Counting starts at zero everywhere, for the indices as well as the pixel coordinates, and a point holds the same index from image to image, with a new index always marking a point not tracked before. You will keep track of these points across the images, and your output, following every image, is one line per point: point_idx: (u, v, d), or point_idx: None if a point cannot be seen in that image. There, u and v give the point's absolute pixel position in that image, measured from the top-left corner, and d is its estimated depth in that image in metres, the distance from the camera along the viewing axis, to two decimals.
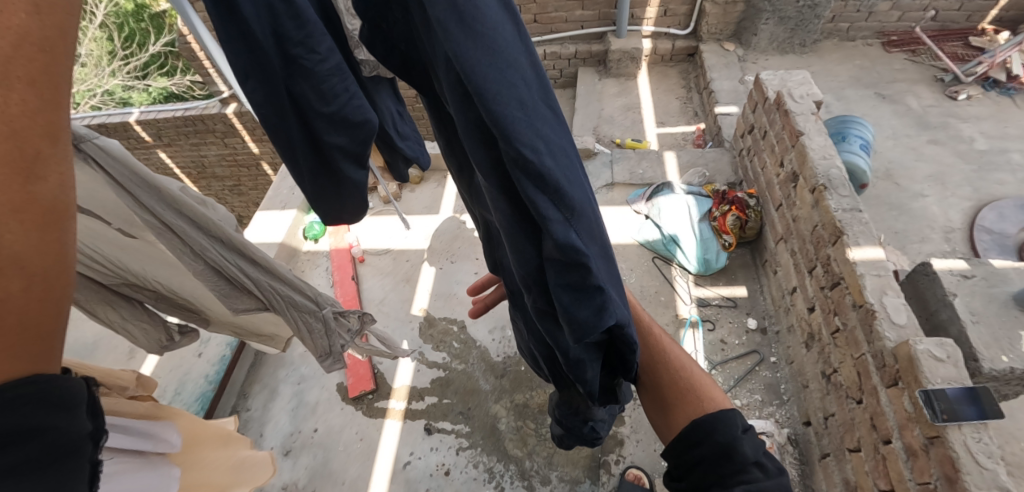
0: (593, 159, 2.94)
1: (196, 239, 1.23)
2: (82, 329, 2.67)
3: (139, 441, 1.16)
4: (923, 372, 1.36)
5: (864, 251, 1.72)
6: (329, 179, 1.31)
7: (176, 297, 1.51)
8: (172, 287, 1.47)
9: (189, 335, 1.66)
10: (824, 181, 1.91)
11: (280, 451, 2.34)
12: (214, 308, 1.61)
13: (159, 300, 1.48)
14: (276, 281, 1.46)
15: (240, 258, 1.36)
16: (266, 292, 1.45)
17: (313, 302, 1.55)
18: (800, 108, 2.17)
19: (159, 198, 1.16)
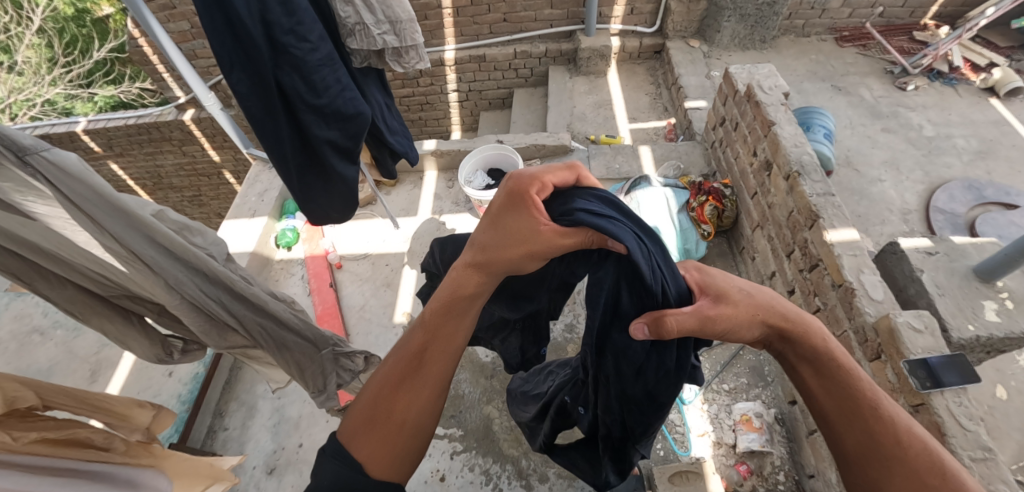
0: (570, 155, 2.96)
1: (171, 271, 1.09)
2: (37, 354, 2.49)
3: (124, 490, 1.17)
4: (904, 343, 1.43)
5: (839, 232, 1.80)
6: (319, 175, 1.57)
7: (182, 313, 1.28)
8: None
9: (191, 353, 1.43)
10: (798, 167, 1.99)
11: (264, 470, 2.27)
12: None
13: (163, 315, 1.26)
14: (265, 318, 1.34)
15: (223, 292, 1.21)
16: (252, 330, 1.32)
17: (308, 342, 1.48)
18: (770, 99, 2.26)
19: (129, 224, 1.01)
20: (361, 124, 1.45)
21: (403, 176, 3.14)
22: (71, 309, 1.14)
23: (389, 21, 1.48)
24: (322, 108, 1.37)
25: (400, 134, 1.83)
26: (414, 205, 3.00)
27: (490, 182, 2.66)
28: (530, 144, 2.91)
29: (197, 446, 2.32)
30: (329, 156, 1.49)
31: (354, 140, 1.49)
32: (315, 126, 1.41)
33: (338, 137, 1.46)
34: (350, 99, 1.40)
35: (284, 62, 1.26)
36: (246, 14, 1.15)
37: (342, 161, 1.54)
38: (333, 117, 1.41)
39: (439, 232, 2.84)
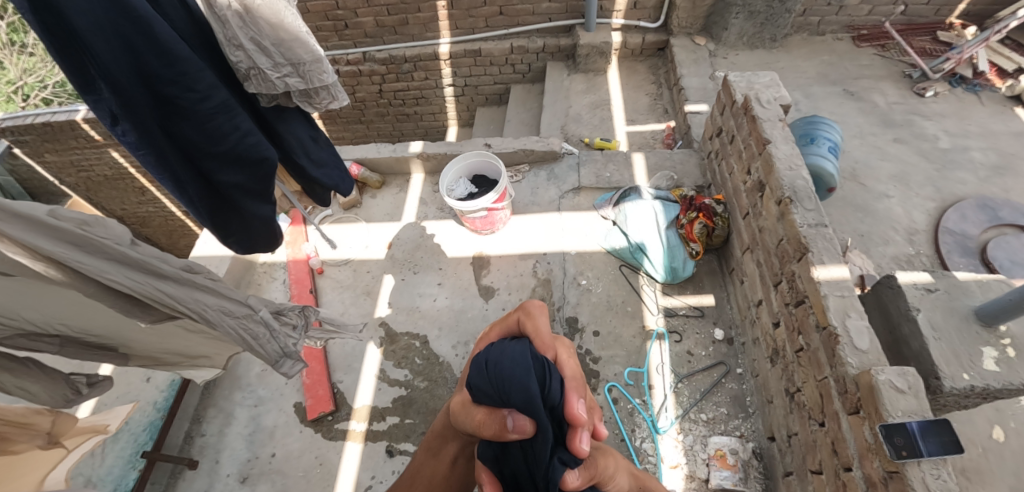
0: (559, 161, 2.84)
1: (87, 264, 1.08)
2: None
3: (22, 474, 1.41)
4: (884, 406, 1.34)
5: (829, 269, 1.67)
6: (230, 214, 1.58)
7: (82, 337, 1.38)
8: (79, 326, 1.35)
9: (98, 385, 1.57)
10: (790, 193, 1.85)
11: (237, 479, 2.28)
12: (130, 339, 1.52)
13: (64, 344, 1.35)
14: (196, 292, 1.34)
15: (145, 276, 1.20)
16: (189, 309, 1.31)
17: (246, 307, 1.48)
18: (767, 113, 2.09)
19: (28, 226, 1.00)
20: (270, 167, 1.46)
21: (389, 178, 3.07)
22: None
23: (291, 63, 1.42)
24: (224, 153, 1.38)
25: (328, 166, 1.84)
26: (398, 210, 2.93)
27: (473, 191, 2.57)
28: (518, 150, 2.80)
29: (174, 453, 2.34)
30: (238, 197, 1.51)
31: (263, 182, 1.51)
32: (218, 172, 1.42)
33: (244, 181, 1.47)
34: (253, 144, 1.40)
35: (173, 114, 1.27)
36: (120, 72, 1.15)
37: (255, 202, 1.57)
38: (237, 162, 1.42)
39: (423, 240, 2.77)
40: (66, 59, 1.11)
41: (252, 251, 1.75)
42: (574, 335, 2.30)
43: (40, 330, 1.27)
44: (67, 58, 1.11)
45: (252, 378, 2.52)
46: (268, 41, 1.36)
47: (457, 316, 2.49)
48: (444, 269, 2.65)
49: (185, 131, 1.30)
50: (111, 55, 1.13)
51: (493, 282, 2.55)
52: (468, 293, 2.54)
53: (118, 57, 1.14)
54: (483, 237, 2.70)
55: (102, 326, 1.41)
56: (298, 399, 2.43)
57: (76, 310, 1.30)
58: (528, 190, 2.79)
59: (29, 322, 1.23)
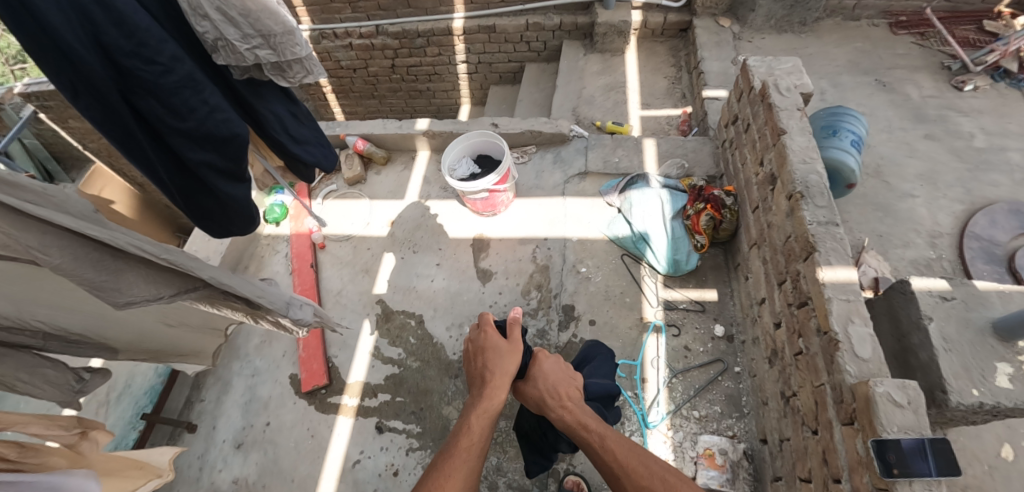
0: (567, 144, 2.76)
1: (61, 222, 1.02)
2: None
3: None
4: (879, 419, 1.28)
5: (836, 271, 1.58)
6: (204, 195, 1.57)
7: (65, 333, 1.42)
8: (58, 322, 1.37)
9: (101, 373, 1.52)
10: (801, 188, 1.74)
11: (231, 445, 2.32)
12: (111, 335, 1.57)
13: (48, 339, 1.38)
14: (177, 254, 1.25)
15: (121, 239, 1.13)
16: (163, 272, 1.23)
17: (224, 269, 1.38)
18: (785, 102, 1.96)
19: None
20: (240, 144, 1.44)
21: (395, 155, 3.04)
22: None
23: (261, 35, 1.38)
24: (191, 131, 1.35)
25: (310, 143, 1.83)
26: (402, 188, 2.90)
27: (475, 170, 2.53)
28: (525, 131, 2.73)
29: (174, 416, 2.42)
30: (209, 176, 1.48)
31: (234, 160, 1.49)
32: (186, 149, 1.40)
33: (215, 159, 1.45)
34: (223, 120, 1.38)
35: (135, 88, 1.25)
36: (76, 42, 1.13)
37: (227, 182, 1.55)
38: (205, 140, 1.39)
39: (424, 219, 2.74)
40: (21, 30, 1.09)
41: (230, 231, 1.76)
42: (570, 323, 2.26)
43: (20, 325, 1.28)
44: (22, 30, 1.09)
45: (251, 348, 2.55)
46: (234, 11, 1.32)
47: (453, 298, 2.46)
48: (443, 249, 2.62)
49: (148, 106, 1.28)
50: (65, 25, 1.12)
51: (492, 265, 2.51)
52: (466, 275, 2.51)
53: (72, 25, 1.13)
54: (485, 219, 2.65)
55: (81, 324, 1.45)
56: (294, 371, 2.46)
57: (55, 305, 1.34)
58: (532, 173, 2.72)
59: (8, 318, 1.24)
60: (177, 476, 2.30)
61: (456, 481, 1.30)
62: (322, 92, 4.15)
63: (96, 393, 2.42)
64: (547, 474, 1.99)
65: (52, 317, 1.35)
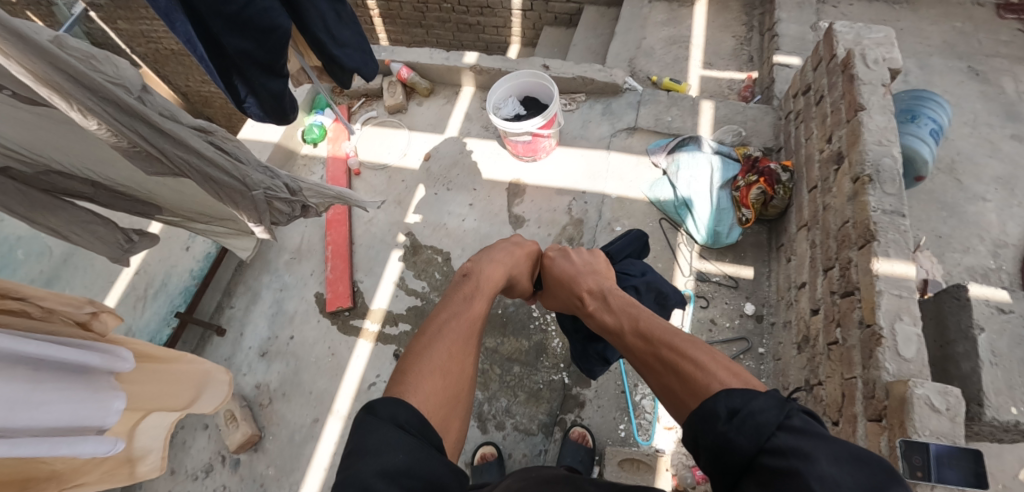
0: (619, 97, 2.62)
1: (86, 103, 0.96)
2: None
3: (85, 355, 1.27)
4: (911, 421, 1.23)
5: (892, 264, 1.49)
6: (243, 85, 1.58)
7: (112, 184, 1.52)
8: (103, 174, 1.46)
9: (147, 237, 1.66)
10: (871, 171, 1.62)
11: (257, 353, 2.42)
12: (159, 197, 1.66)
13: (97, 188, 1.49)
14: (191, 154, 1.21)
15: (144, 127, 1.09)
16: (180, 165, 1.20)
17: (241, 183, 1.36)
18: (870, 75, 1.79)
19: (48, 61, 0.89)
20: (280, 38, 1.42)
21: (439, 87, 2.94)
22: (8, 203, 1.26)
23: None
24: (233, 16, 1.34)
25: (351, 47, 1.77)
26: (442, 122, 2.82)
27: (521, 113, 2.43)
28: (577, 77, 2.60)
29: (205, 319, 2.52)
30: (248, 66, 1.49)
31: (274, 54, 1.47)
32: (225, 34, 1.39)
33: (255, 50, 1.44)
34: (266, 12, 1.36)
35: None
36: None
37: (265, 75, 1.55)
38: (246, 28, 1.39)
39: (461, 157, 2.68)
40: None
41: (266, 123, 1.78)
42: None
43: (70, 172, 1.39)
44: None
45: (281, 263, 2.61)
46: None
47: (482, 241, 2.44)
48: (478, 190, 2.57)
49: None
50: None
51: (525, 212, 2.46)
52: (497, 220, 2.47)
53: None
54: (524, 164, 2.58)
55: (127, 179, 1.53)
56: (320, 290, 2.51)
57: (102, 161, 1.39)
58: (579, 122, 2.61)
59: (56, 163, 1.34)
60: None
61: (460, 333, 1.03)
62: (371, 14, 4.01)
63: (137, 288, 2.54)
64: (553, 422, 2.02)
65: (95, 169, 1.43)
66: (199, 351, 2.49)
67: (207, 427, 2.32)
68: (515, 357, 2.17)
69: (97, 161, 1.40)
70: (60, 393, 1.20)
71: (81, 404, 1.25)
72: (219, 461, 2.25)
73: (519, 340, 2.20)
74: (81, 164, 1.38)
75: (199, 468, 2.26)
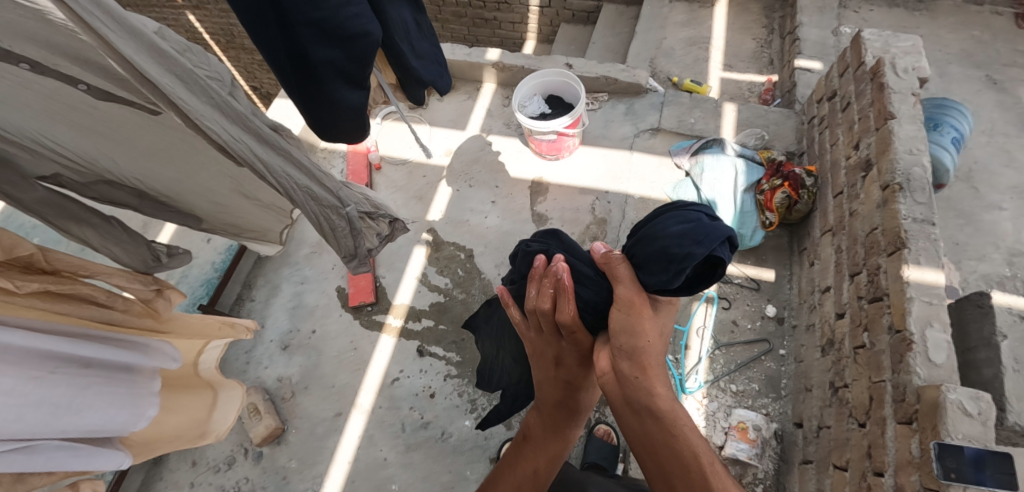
0: (641, 97, 2.64)
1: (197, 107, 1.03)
2: None
3: (133, 356, 1.38)
4: (945, 424, 1.26)
5: (922, 271, 1.52)
6: (322, 102, 1.33)
7: (157, 194, 1.58)
8: (150, 183, 1.53)
9: (178, 257, 1.64)
10: (902, 179, 1.66)
11: (278, 346, 2.43)
12: (199, 206, 1.70)
13: (142, 197, 1.56)
14: (288, 166, 1.31)
15: (246, 135, 1.18)
16: (280, 180, 1.31)
17: (336, 199, 1.47)
18: (900, 84, 1.82)
19: (152, 56, 0.93)
20: (370, 46, 1.23)
21: (460, 83, 2.94)
22: (46, 214, 1.30)
23: None
24: (323, 22, 1.14)
25: (426, 59, 1.70)
26: (463, 119, 2.83)
27: (545, 111, 2.44)
28: (600, 77, 2.61)
29: (225, 311, 2.52)
30: (331, 79, 1.27)
31: (361, 65, 1.27)
32: (311, 41, 1.16)
33: (341, 59, 1.23)
34: (357, 17, 1.18)
35: None
36: None
37: (347, 86, 1.32)
38: (334, 34, 1.18)
39: (483, 153, 2.69)
40: None
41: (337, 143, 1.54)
42: None
43: (118, 180, 1.46)
44: None
45: (301, 257, 2.61)
46: None
47: (505, 238, 2.46)
48: (500, 187, 2.58)
49: None
50: None
51: (548, 210, 2.48)
52: (520, 217, 2.49)
53: None
54: (546, 162, 2.59)
55: (172, 188, 1.58)
56: (342, 285, 2.52)
57: (147, 168, 1.47)
58: (601, 122, 2.62)
59: (108, 172, 1.42)
60: (226, 366, 2.43)
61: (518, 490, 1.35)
62: None
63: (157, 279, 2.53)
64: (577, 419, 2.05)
65: (140, 175, 1.48)
66: None
67: None
68: None
69: (143, 168, 1.47)
70: (102, 397, 1.30)
71: (112, 412, 1.32)
72: (241, 454, 2.26)
73: None
74: (127, 169, 1.44)
75: (221, 460, 2.26)
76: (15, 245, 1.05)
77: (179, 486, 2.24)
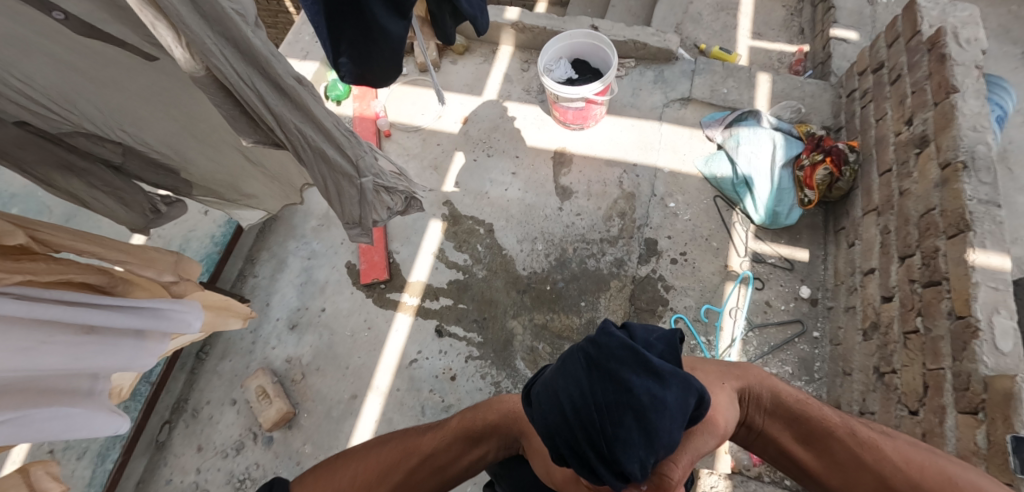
0: (671, 64, 2.50)
1: (202, 36, 0.87)
2: None
3: (147, 321, 1.04)
4: (1020, 415, 1.21)
5: (988, 256, 1.45)
6: (359, 31, 1.24)
7: (146, 152, 1.37)
8: (139, 136, 1.33)
9: (174, 206, 1.57)
10: (965, 157, 1.57)
11: (286, 324, 2.29)
12: (195, 165, 1.50)
13: (129, 155, 1.34)
14: (305, 123, 1.16)
15: (261, 81, 1.02)
16: (292, 136, 1.17)
17: (352, 167, 1.32)
18: (963, 56, 1.72)
19: None
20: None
21: (474, 44, 2.73)
22: (22, 155, 1.15)
23: None
24: None
25: None
26: (479, 83, 2.64)
27: (573, 77, 2.28)
28: (629, 41, 2.44)
29: (227, 287, 2.36)
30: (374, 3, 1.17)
31: None
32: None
33: None
34: None
35: None
36: None
37: (388, 12, 1.21)
38: None
39: (502, 121, 2.53)
40: None
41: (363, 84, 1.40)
42: (651, 258, 2.16)
43: (101, 132, 1.25)
44: None
45: (308, 230, 2.45)
46: None
47: (528, 212, 2.32)
48: (521, 157, 2.44)
49: None
50: None
51: (573, 183, 2.35)
52: (543, 190, 2.35)
53: None
54: (570, 132, 2.45)
55: (164, 142, 1.38)
56: (352, 260, 2.37)
57: (136, 114, 1.27)
58: (629, 90, 2.47)
59: (87, 119, 1.21)
60: (230, 346, 2.29)
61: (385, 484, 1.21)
62: None
63: None
64: None
65: (128, 127, 1.29)
66: (220, 322, 2.34)
67: (235, 402, 2.21)
68: (566, 336, 2.10)
69: (131, 113, 1.26)
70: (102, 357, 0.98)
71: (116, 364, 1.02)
72: (250, 439, 2.15)
73: (569, 316, 2.13)
74: (111, 118, 1.24)
75: (229, 445, 2.15)
76: (0, 233, 0.81)
77: (185, 471, 2.13)
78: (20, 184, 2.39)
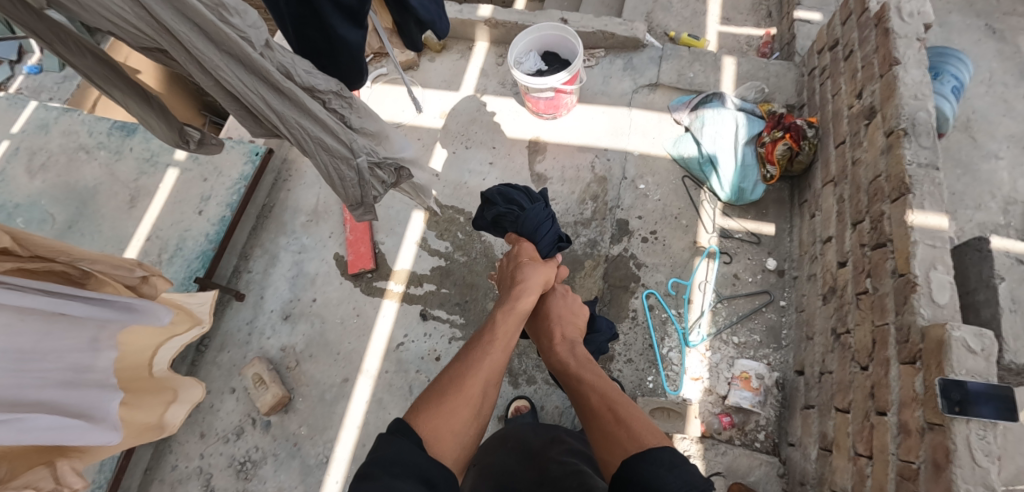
0: (639, 52, 2.59)
1: (203, 51, 1.07)
2: (82, 172, 2.58)
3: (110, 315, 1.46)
4: (949, 361, 1.29)
5: (927, 216, 1.53)
6: (321, 39, 1.25)
7: None
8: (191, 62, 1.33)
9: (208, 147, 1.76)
10: (906, 124, 1.65)
11: (279, 315, 2.41)
12: None
13: None
14: (305, 120, 1.33)
15: (263, 86, 1.20)
16: (294, 132, 1.33)
17: (347, 149, 1.44)
18: (906, 29, 1.80)
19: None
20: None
21: (451, 42, 2.83)
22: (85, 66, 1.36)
23: None
24: None
25: None
26: (456, 79, 2.74)
27: (542, 68, 2.38)
28: (597, 31, 2.53)
29: (223, 283, 2.48)
30: (330, 17, 1.18)
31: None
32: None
33: None
34: None
35: None
36: None
37: (344, 22, 1.21)
38: None
39: (479, 114, 2.63)
40: None
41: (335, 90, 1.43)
42: (623, 237, 2.26)
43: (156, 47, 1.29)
44: None
45: (298, 226, 2.56)
46: None
47: None
48: (498, 148, 2.54)
49: None
50: None
51: (547, 170, 2.45)
52: (520, 178, 2.45)
53: None
54: (544, 122, 2.54)
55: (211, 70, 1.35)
56: (340, 252, 2.48)
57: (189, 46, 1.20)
58: (600, 78, 2.57)
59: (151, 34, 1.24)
60: (228, 338, 2.42)
61: (477, 391, 1.19)
62: None
63: (149, 254, 2.44)
64: None
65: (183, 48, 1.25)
66: (218, 316, 2.46)
67: (234, 390, 2.33)
68: None
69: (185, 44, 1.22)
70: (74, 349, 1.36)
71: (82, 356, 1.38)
72: (249, 423, 2.27)
73: None
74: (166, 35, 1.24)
75: (230, 430, 2.27)
76: None
77: (189, 457, 2.25)
78: (26, 193, 2.54)
